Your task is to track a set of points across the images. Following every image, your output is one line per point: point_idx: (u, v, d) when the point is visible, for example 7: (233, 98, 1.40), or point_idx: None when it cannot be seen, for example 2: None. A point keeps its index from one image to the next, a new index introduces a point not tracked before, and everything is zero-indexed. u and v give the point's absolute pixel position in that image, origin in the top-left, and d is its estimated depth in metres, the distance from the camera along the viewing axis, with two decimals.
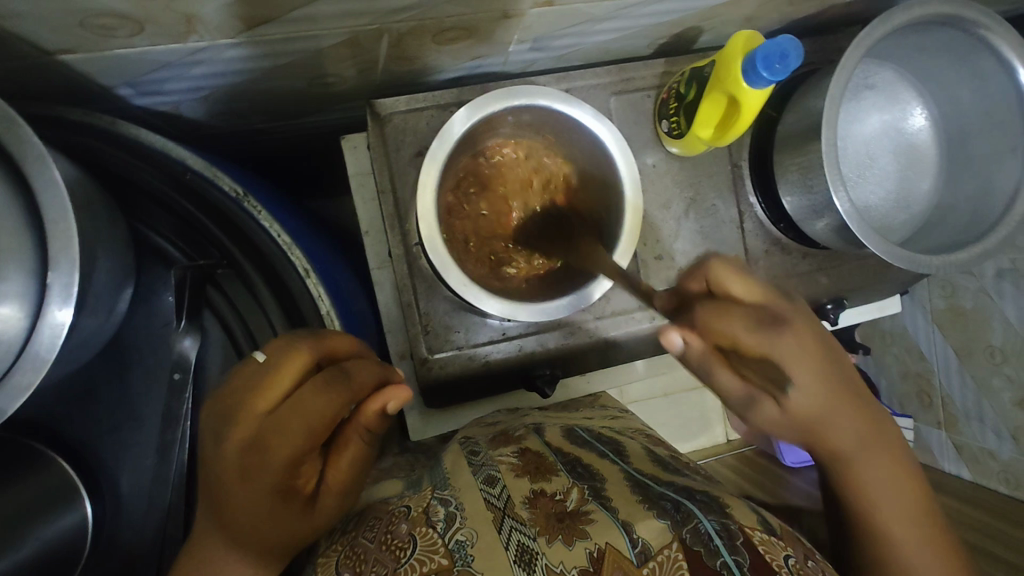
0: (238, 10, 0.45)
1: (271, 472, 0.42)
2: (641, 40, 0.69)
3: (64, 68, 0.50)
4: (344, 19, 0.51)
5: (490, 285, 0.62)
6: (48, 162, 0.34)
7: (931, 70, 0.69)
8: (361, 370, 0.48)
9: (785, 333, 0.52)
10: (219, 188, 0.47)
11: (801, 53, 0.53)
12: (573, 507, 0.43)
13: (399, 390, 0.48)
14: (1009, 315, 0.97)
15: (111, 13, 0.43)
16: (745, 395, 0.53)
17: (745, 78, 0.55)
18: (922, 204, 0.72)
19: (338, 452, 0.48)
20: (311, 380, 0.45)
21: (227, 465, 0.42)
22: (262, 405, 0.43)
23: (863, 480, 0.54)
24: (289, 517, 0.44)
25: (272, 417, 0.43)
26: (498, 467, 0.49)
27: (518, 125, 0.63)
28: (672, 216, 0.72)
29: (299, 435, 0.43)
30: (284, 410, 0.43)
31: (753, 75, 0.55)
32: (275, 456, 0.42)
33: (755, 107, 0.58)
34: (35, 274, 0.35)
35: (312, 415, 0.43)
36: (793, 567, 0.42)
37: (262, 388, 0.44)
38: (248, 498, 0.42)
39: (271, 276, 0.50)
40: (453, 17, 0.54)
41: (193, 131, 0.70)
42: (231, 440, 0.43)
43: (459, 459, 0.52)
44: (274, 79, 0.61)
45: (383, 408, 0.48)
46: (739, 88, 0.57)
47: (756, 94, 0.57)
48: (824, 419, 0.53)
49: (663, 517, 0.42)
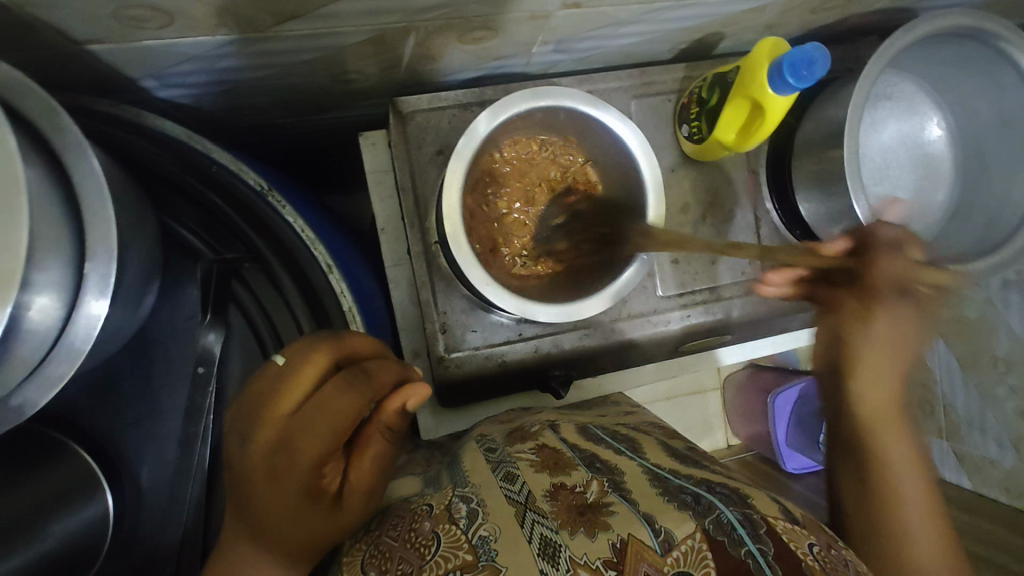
0: (269, 5, 0.45)
1: (295, 472, 0.43)
2: (662, 44, 0.69)
3: (92, 59, 0.50)
4: (372, 17, 0.51)
5: (510, 285, 0.62)
6: (87, 152, 0.35)
7: (949, 82, 0.70)
8: (381, 369, 0.47)
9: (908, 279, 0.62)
10: (243, 181, 0.48)
11: (828, 61, 0.53)
12: (594, 499, 0.43)
13: (417, 388, 0.48)
14: (1014, 326, 1.00)
15: (144, 5, 0.43)
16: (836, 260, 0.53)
17: (770, 84, 0.56)
18: (938, 213, 0.72)
19: (362, 450, 0.47)
20: (331, 381, 0.45)
21: (252, 466, 0.43)
22: (283, 407, 0.44)
23: (890, 449, 0.58)
24: (315, 518, 0.44)
25: (295, 418, 0.44)
26: (517, 464, 0.49)
27: (541, 125, 0.63)
28: (689, 221, 0.72)
29: (321, 436, 0.44)
30: (306, 412, 0.44)
31: (781, 82, 0.55)
32: (299, 455, 0.43)
33: (779, 114, 0.59)
34: (72, 265, 0.34)
35: (334, 417, 0.44)
36: (818, 555, 0.43)
37: (283, 389, 0.44)
38: (275, 500, 0.43)
39: (295, 269, 0.50)
40: (480, 17, 0.54)
41: (213, 123, 0.70)
42: (255, 441, 0.43)
43: (476, 458, 0.52)
44: (298, 74, 0.61)
45: (402, 406, 0.47)
46: (764, 94, 0.57)
47: (782, 101, 0.57)
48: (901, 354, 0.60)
49: (687, 512, 0.42)
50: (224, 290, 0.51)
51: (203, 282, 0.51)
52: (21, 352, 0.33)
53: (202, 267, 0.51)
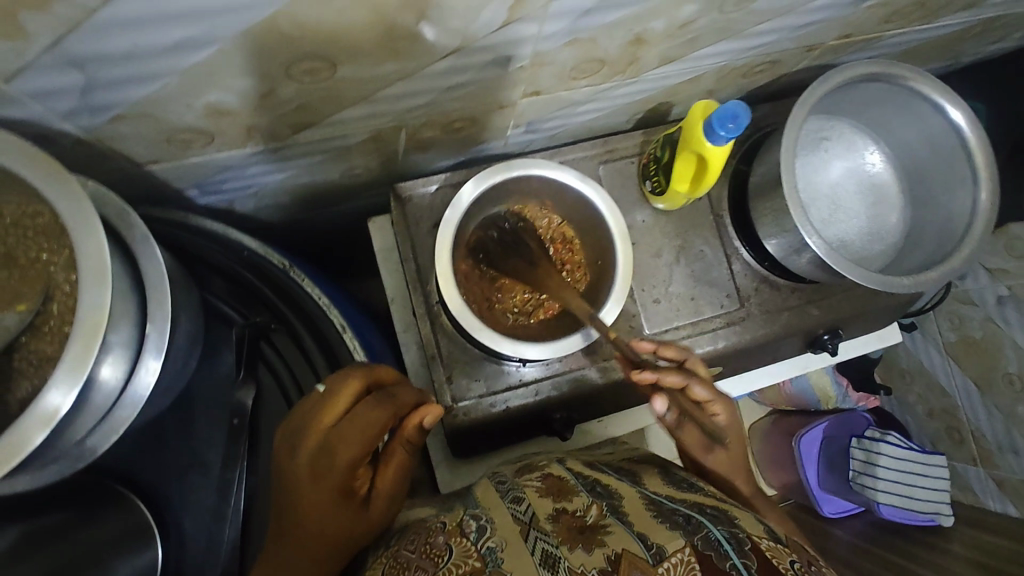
0: (288, 119, 0.57)
1: (334, 475, 0.50)
2: (619, 117, 0.80)
3: (149, 177, 0.62)
4: (369, 120, 0.62)
5: (505, 331, 0.70)
6: (150, 239, 0.45)
7: (879, 120, 0.79)
8: (403, 392, 0.55)
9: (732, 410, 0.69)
10: (269, 260, 0.60)
11: (750, 112, 0.62)
12: (592, 520, 0.47)
13: (433, 407, 0.55)
14: (1017, 340, 1.14)
15: (191, 129, 0.54)
16: (704, 444, 0.67)
17: (706, 138, 0.64)
18: (895, 235, 0.79)
19: (387, 462, 0.55)
20: (364, 401, 0.52)
21: (299, 469, 0.50)
22: (326, 421, 0.51)
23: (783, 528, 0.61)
24: (346, 517, 0.50)
25: (335, 430, 0.51)
26: (524, 490, 0.54)
27: (520, 193, 0.73)
28: (664, 263, 0.80)
29: (354, 444, 0.51)
30: (344, 424, 0.51)
31: (715, 136, 0.64)
32: (339, 460, 0.51)
33: (721, 161, 0.67)
34: (137, 329, 0.43)
35: (365, 428, 0.51)
36: (798, 570, 0.45)
37: (327, 408, 0.52)
38: (318, 500, 0.50)
39: (313, 328, 0.59)
40: (458, 111, 0.66)
41: (246, 222, 0.83)
42: (302, 452, 0.51)
43: (489, 488, 0.58)
44: (314, 174, 0.73)
45: (421, 423, 0.54)
46: (703, 147, 0.66)
47: (720, 151, 0.66)
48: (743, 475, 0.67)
49: (677, 530, 0.45)
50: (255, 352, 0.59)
51: (237, 345, 0.59)
52: (97, 401, 0.41)
53: (235, 331, 0.59)
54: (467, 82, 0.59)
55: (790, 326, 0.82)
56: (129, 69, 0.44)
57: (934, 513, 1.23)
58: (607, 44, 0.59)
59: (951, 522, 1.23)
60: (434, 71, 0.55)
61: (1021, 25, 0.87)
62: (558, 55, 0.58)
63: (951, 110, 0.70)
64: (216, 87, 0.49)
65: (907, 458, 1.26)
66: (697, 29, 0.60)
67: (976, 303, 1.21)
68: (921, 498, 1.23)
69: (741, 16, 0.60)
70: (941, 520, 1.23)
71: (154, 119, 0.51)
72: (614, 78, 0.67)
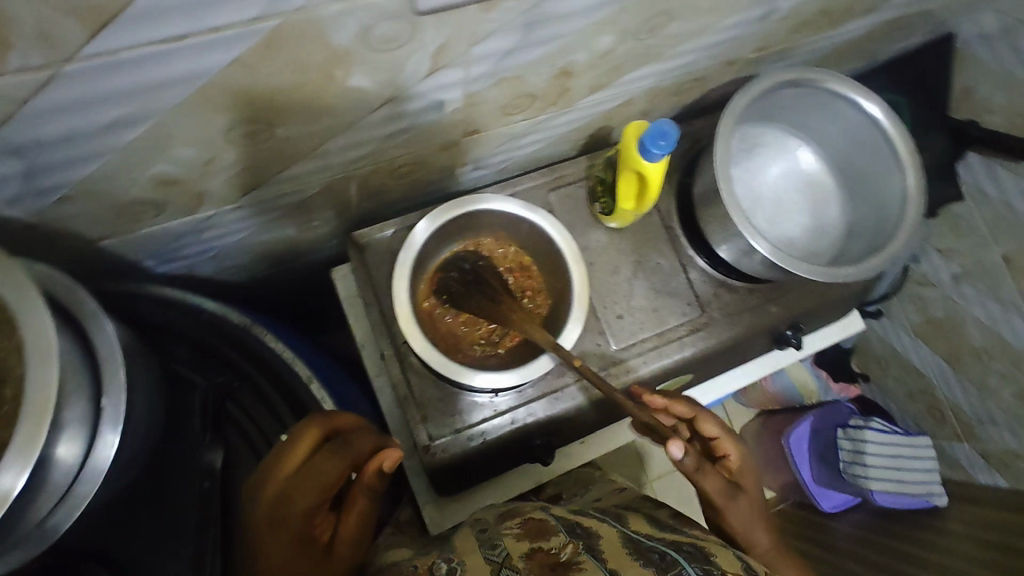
0: (234, 182, 0.59)
1: (292, 524, 0.50)
2: (563, 145, 0.84)
3: (103, 252, 0.63)
4: (315, 174, 0.64)
5: (472, 364, 0.71)
6: (100, 312, 0.45)
7: (807, 121, 0.83)
8: (359, 437, 0.54)
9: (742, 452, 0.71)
10: (229, 320, 0.59)
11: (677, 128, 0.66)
12: (566, 558, 0.47)
13: (391, 452, 0.54)
14: (977, 314, 1.17)
15: (138, 202, 0.56)
16: (725, 491, 0.66)
17: (641, 155, 0.67)
18: (836, 227, 0.83)
19: (349, 509, 0.55)
20: (323, 449, 0.52)
21: (256, 520, 0.50)
22: (285, 470, 0.51)
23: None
24: (308, 565, 0.51)
25: (293, 477, 0.51)
26: (503, 536, 0.54)
27: (474, 227, 0.74)
28: (623, 279, 0.82)
29: (312, 493, 0.51)
30: (303, 473, 0.51)
31: (646, 154, 0.67)
32: (295, 509, 0.51)
33: (658, 179, 0.70)
34: (92, 402, 0.43)
35: (322, 478, 0.51)
36: None
37: (283, 461, 0.51)
38: (273, 550, 0.49)
39: (277, 383, 0.60)
40: (402, 156, 0.68)
41: (211, 286, 0.84)
42: (258, 505, 0.51)
43: (468, 538, 0.57)
44: (270, 231, 0.75)
45: (380, 469, 0.54)
46: (640, 164, 0.68)
47: (656, 167, 0.68)
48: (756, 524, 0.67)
49: (649, 567, 0.46)
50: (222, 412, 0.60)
51: (202, 408, 0.60)
52: (54, 479, 0.41)
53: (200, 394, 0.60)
54: (406, 128, 0.61)
55: (753, 326, 0.84)
56: (68, 151, 0.45)
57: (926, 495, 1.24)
58: (534, 79, 0.62)
59: (945, 501, 1.24)
60: (371, 122, 0.57)
61: (926, 21, 0.93)
62: (489, 94, 0.61)
63: (870, 107, 0.74)
64: (158, 159, 0.50)
65: (891, 441, 1.28)
66: (617, 57, 0.64)
67: (934, 284, 1.25)
68: (910, 480, 1.25)
69: (657, 41, 0.64)
70: (935, 500, 1.24)
71: (100, 196, 0.53)
72: (549, 110, 0.70)
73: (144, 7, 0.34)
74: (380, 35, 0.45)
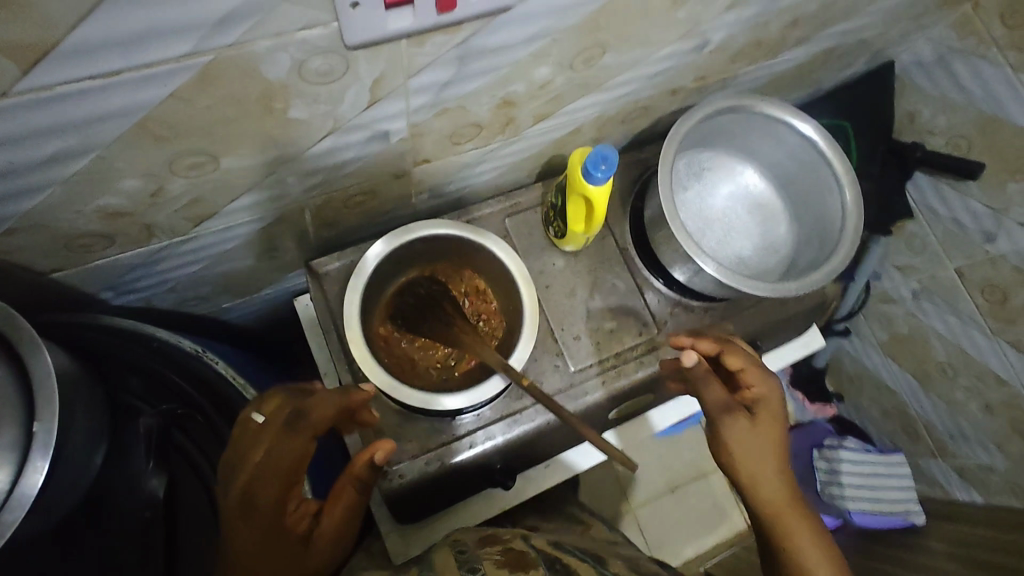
0: (184, 213, 0.61)
1: (262, 511, 0.55)
2: (517, 172, 0.87)
3: (57, 284, 0.64)
4: (267, 204, 0.66)
5: (426, 388, 0.71)
6: (35, 339, 0.46)
7: (750, 146, 0.86)
8: (319, 404, 0.59)
9: (772, 384, 0.77)
10: (180, 348, 0.60)
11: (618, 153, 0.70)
12: None
13: (383, 444, 0.59)
14: (939, 330, 1.20)
15: (87, 234, 0.57)
16: (725, 408, 0.74)
17: (585, 179, 0.70)
18: (785, 245, 0.86)
19: (334, 497, 0.60)
20: (285, 434, 0.56)
21: (228, 510, 0.55)
22: (253, 456, 0.55)
23: (795, 534, 0.67)
24: (283, 550, 0.56)
25: (257, 465, 0.55)
26: (482, 561, 0.53)
27: (429, 253, 0.75)
28: (579, 301, 0.84)
29: (272, 479, 0.55)
30: (267, 459, 0.56)
31: (588, 177, 0.70)
32: (263, 497, 0.55)
33: (604, 203, 0.73)
34: (23, 428, 0.44)
35: (287, 458, 0.56)
36: None
37: (252, 444, 0.56)
38: (246, 534, 0.54)
39: (224, 411, 0.61)
40: (354, 185, 0.70)
41: (172, 318, 0.84)
42: (233, 490, 0.55)
43: (446, 558, 0.56)
44: (228, 261, 0.76)
45: (371, 459, 0.60)
46: (585, 188, 0.71)
47: (601, 191, 0.71)
48: (763, 452, 0.71)
49: None
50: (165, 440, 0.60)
51: (146, 439, 0.60)
52: None
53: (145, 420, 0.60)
54: (354, 158, 0.64)
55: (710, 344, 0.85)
56: (12, 183, 0.47)
57: (906, 514, 1.24)
58: (476, 110, 0.65)
59: (922, 518, 1.24)
60: (316, 152, 0.59)
61: (861, 50, 0.98)
62: (432, 124, 0.64)
63: (805, 129, 0.78)
64: (104, 191, 0.52)
65: (866, 460, 1.30)
66: (557, 87, 0.67)
67: (896, 301, 1.28)
68: (887, 499, 1.26)
69: (594, 72, 0.67)
70: (913, 518, 1.24)
71: (48, 228, 0.54)
72: (497, 139, 0.73)
73: (73, 44, 0.37)
74: (313, 70, 0.47)
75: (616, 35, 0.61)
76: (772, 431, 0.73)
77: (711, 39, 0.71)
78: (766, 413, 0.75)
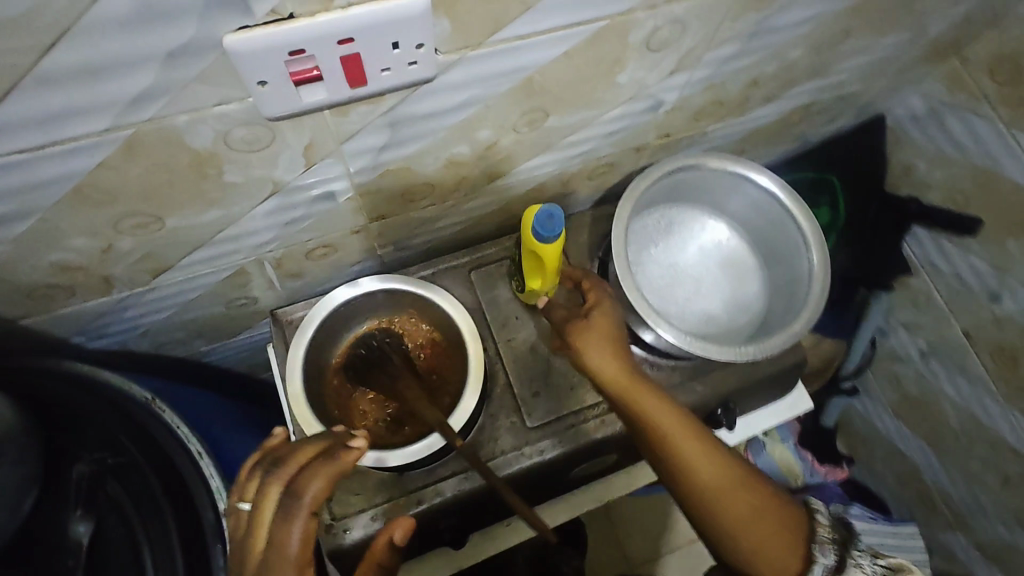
0: (141, 266, 0.64)
1: None
2: (485, 226, 0.88)
3: (26, 330, 0.68)
4: (224, 258, 0.69)
5: (371, 442, 0.71)
6: None
7: (720, 203, 0.85)
8: (310, 479, 0.53)
9: (603, 291, 0.74)
10: (131, 396, 0.65)
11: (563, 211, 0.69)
12: None
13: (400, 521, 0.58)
14: (949, 393, 1.12)
15: (47, 285, 0.61)
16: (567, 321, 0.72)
17: (531, 235, 0.70)
18: (757, 304, 0.83)
19: None
20: (284, 511, 0.52)
21: None
22: (256, 548, 0.51)
23: (662, 423, 0.66)
24: None
25: (264, 558, 0.51)
26: None
27: (383, 306, 0.77)
28: (541, 355, 0.83)
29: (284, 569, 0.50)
30: (273, 546, 0.51)
31: (533, 234, 0.69)
32: None
33: (555, 259, 0.72)
34: None
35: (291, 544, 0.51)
36: None
37: (252, 532, 0.52)
38: None
39: (161, 466, 0.62)
40: (311, 240, 0.73)
41: (146, 362, 0.87)
42: None
43: None
44: (197, 309, 0.79)
45: (390, 539, 0.58)
46: (533, 244, 0.71)
47: (550, 247, 0.70)
48: (611, 361, 0.68)
49: None
50: (96, 487, 0.60)
51: (76, 492, 0.59)
52: None
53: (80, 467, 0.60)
54: (304, 215, 0.66)
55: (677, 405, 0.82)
56: None
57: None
58: (423, 170, 0.66)
59: None
60: (263, 210, 0.62)
61: (845, 105, 0.96)
62: (379, 184, 0.66)
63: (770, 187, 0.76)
64: (54, 248, 0.55)
65: (873, 530, 1.20)
66: (504, 148, 0.68)
67: (903, 360, 1.20)
68: None
69: (542, 133, 0.68)
70: None
71: (6, 280, 0.58)
72: (452, 196, 0.74)
73: None
74: (239, 139, 0.50)
75: (557, 101, 0.62)
76: (611, 327, 0.71)
77: (664, 100, 0.71)
78: (603, 314, 0.71)
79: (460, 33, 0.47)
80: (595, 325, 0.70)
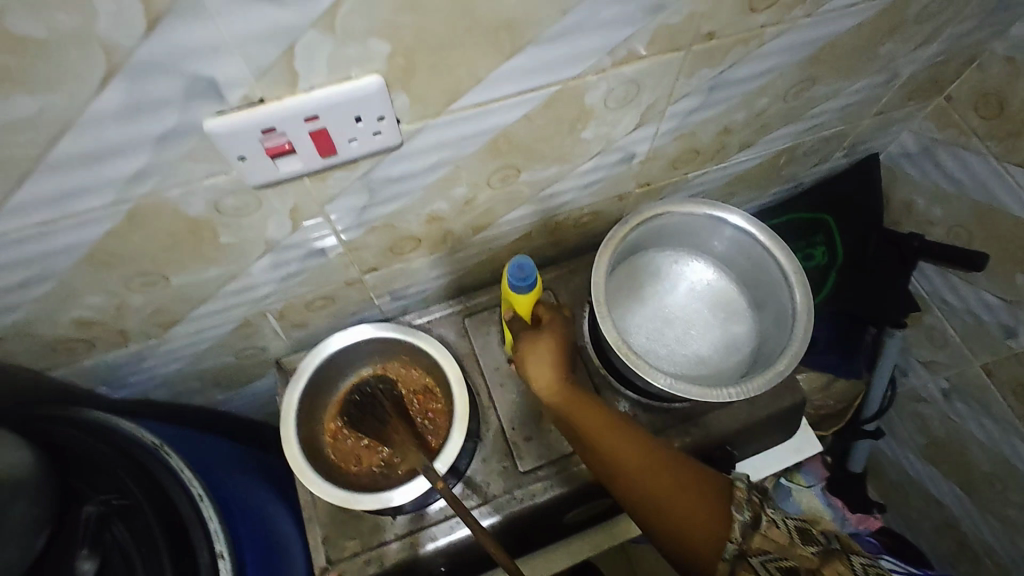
0: (152, 320, 0.70)
1: None
2: (478, 274, 0.92)
3: (53, 380, 0.75)
4: (229, 311, 0.75)
5: (364, 485, 0.74)
6: None
7: (706, 245, 0.86)
8: None
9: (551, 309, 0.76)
10: (142, 441, 0.72)
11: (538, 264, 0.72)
12: None
13: None
14: (976, 434, 1.06)
15: (69, 339, 0.67)
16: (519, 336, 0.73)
17: (507, 286, 0.73)
18: (748, 343, 0.83)
19: None
20: None
21: None
22: None
23: (599, 433, 0.67)
24: None
25: None
26: None
27: (377, 354, 0.81)
28: (533, 399, 0.84)
29: None
30: None
31: (509, 284, 0.73)
32: None
33: (530, 310, 0.75)
34: None
35: None
36: None
37: None
38: None
39: (162, 507, 0.67)
40: (310, 292, 0.78)
41: (165, 411, 0.93)
42: None
43: None
44: (209, 359, 0.85)
45: None
46: (508, 294, 0.74)
47: (523, 298, 0.73)
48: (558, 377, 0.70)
49: None
50: (102, 526, 0.64)
51: (83, 529, 0.63)
52: None
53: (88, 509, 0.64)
54: (299, 269, 0.72)
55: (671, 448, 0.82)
56: None
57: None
58: (407, 225, 0.71)
59: None
60: (259, 267, 0.68)
61: (832, 146, 0.97)
62: (367, 239, 0.71)
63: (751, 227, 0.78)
64: (74, 306, 0.62)
65: None
66: (484, 202, 0.73)
67: (926, 400, 1.16)
68: None
69: (518, 187, 0.73)
70: None
71: (32, 336, 0.64)
72: (441, 247, 0.79)
73: (14, 201, 0.47)
74: (228, 205, 0.56)
75: (527, 158, 0.67)
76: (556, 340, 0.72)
77: (636, 152, 0.75)
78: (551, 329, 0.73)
79: (420, 105, 0.53)
80: (543, 339, 0.72)
